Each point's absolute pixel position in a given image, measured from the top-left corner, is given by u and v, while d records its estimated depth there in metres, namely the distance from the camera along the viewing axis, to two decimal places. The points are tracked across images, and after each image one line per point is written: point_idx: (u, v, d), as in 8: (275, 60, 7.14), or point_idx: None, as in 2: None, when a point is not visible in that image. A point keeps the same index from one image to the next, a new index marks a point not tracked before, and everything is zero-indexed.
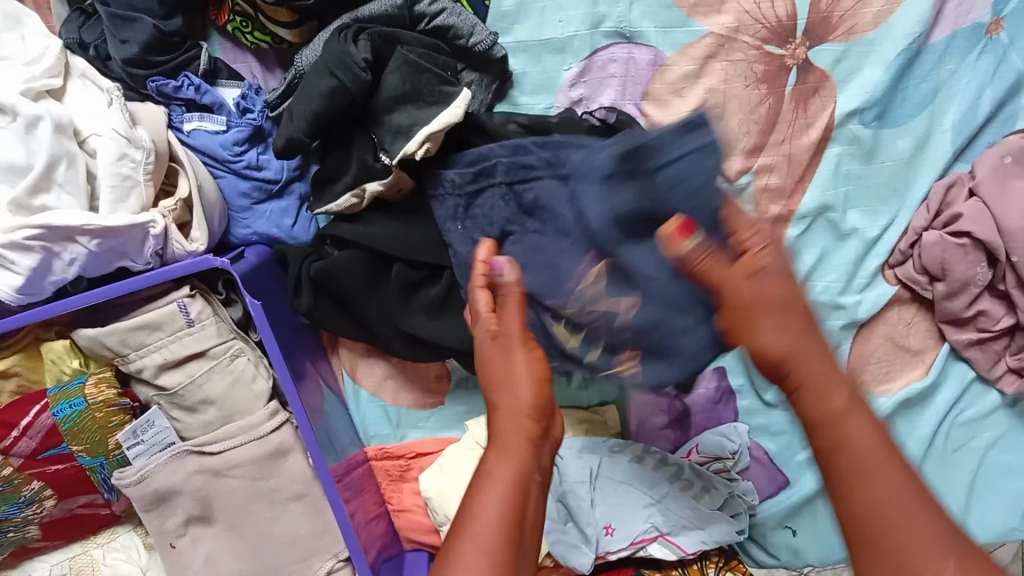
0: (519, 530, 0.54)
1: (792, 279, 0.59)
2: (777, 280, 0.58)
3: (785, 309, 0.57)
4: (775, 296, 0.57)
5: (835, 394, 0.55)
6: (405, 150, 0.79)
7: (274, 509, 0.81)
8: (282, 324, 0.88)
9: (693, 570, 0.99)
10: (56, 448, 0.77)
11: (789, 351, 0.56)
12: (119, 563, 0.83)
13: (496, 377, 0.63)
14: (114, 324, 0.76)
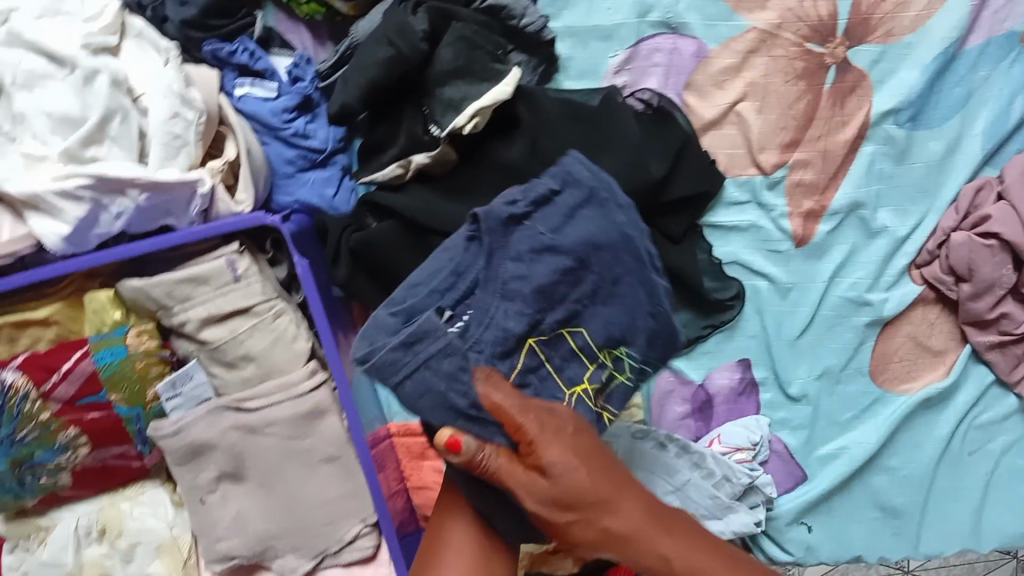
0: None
1: (587, 462, 0.56)
2: (576, 476, 0.55)
3: (600, 507, 0.56)
4: (566, 496, 0.55)
5: (673, 552, 0.58)
6: (455, 124, 0.80)
7: (306, 469, 0.82)
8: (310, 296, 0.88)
9: None
10: (94, 396, 0.77)
11: (621, 537, 0.57)
12: (147, 517, 0.83)
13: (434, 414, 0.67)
14: (161, 276, 0.77)
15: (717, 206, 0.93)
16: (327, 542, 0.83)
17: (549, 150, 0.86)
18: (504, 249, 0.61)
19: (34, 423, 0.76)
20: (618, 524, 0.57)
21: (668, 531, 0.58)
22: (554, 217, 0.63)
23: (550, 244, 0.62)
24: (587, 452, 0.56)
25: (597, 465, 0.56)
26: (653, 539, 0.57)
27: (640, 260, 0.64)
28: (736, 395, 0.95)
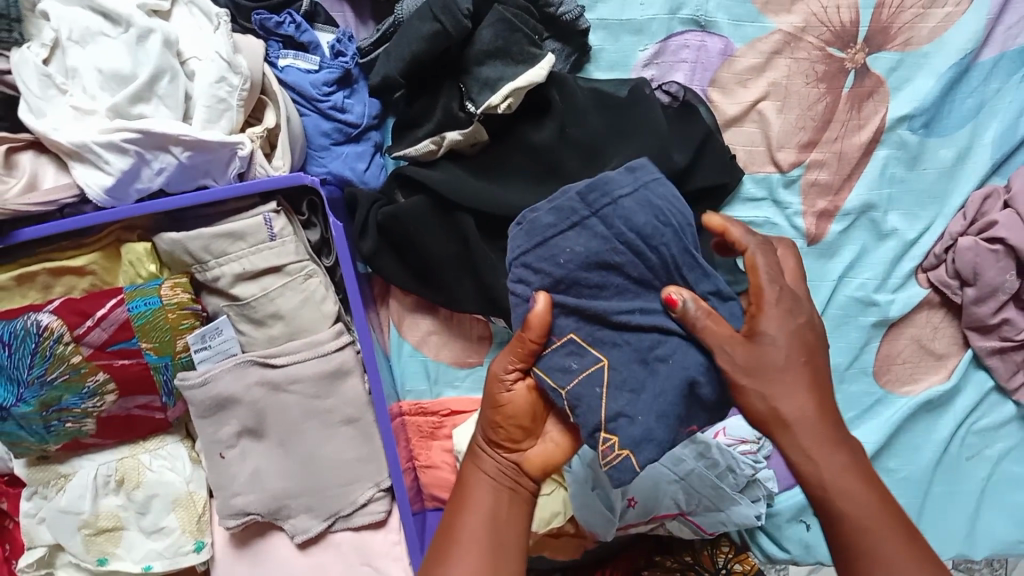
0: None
1: (790, 343, 0.61)
2: (772, 347, 0.60)
3: (779, 384, 0.60)
4: (756, 364, 0.60)
5: (833, 470, 0.60)
6: (489, 102, 0.84)
7: (325, 430, 0.83)
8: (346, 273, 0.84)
9: (704, 560, 1.03)
10: (125, 342, 0.79)
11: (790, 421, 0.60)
12: (165, 470, 0.85)
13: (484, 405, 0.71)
14: (199, 230, 0.79)
15: (735, 202, 0.95)
16: (339, 504, 0.84)
17: (577, 136, 0.89)
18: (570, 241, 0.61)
19: (65, 365, 0.78)
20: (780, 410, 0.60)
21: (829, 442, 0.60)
22: (622, 189, 0.61)
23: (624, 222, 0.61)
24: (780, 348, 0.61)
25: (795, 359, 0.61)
26: (812, 447, 0.60)
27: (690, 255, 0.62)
28: None
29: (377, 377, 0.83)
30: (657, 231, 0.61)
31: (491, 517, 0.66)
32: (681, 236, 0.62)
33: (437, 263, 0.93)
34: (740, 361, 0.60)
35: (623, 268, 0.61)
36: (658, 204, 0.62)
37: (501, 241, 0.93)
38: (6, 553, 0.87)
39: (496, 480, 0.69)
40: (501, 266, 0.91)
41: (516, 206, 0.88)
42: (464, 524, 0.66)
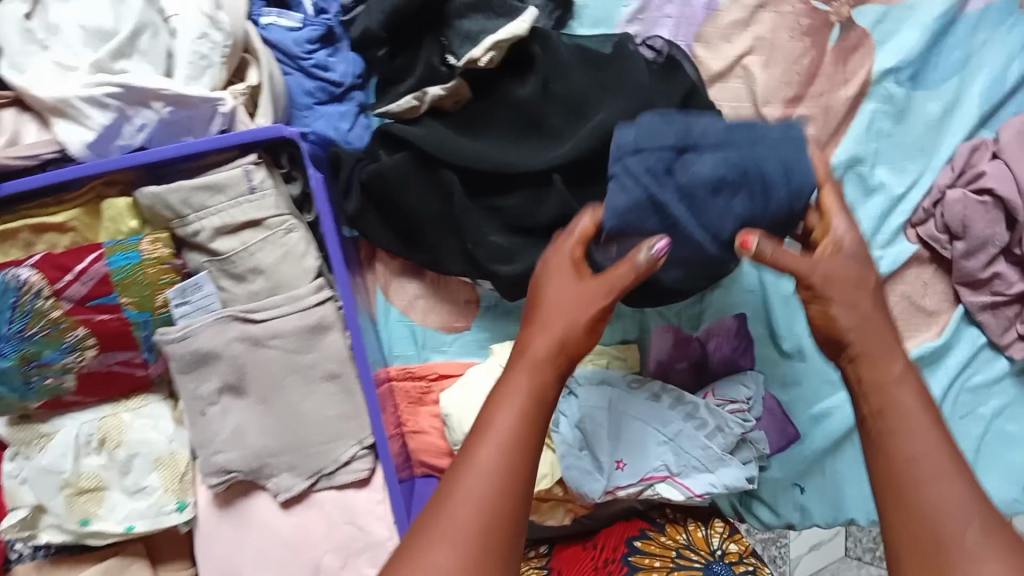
0: (499, 519, 0.54)
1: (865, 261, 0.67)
2: (851, 263, 0.67)
3: (854, 286, 0.65)
4: (846, 272, 0.66)
5: (891, 364, 0.61)
6: (471, 54, 0.83)
7: (306, 386, 0.83)
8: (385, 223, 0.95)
9: (698, 537, 0.98)
10: (105, 298, 0.78)
11: (855, 323, 0.63)
12: (146, 429, 0.84)
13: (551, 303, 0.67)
14: (179, 182, 0.78)
15: None
16: (322, 462, 0.83)
17: (561, 91, 0.89)
18: (697, 159, 0.69)
19: (45, 320, 0.77)
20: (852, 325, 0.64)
21: (891, 362, 0.61)
22: (774, 131, 0.71)
23: (758, 165, 0.69)
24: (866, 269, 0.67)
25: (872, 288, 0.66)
26: (880, 342, 0.62)
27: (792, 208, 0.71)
28: (735, 352, 1.03)
29: (360, 340, 0.83)
30: (779, 181, 0.69)
31: (531, 437, 0.58)
32: (795, 196, 0.70)
33: (421, 221, 0.93)
34: (827, 267, 0.66)
35: (739, 195, 0.70)
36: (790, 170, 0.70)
37: (485, 199, 0.92)
38: None
39: (545, 391, 0.61)
40: (485, 225, 0.92)
41: (508, 169, 0.88)
42: (499, 410, 0.59)
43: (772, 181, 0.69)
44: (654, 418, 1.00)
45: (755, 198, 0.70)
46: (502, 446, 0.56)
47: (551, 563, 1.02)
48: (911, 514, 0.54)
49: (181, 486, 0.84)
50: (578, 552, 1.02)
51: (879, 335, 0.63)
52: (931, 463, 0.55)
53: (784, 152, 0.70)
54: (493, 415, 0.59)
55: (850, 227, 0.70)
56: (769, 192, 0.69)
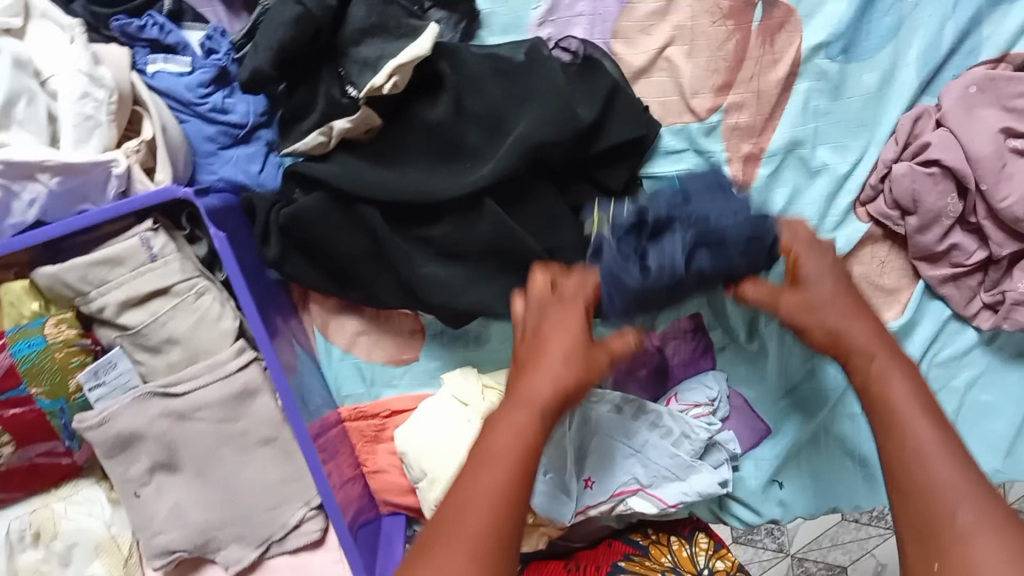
0: (500, 549, 0.53)
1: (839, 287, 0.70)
2: (821, 293, 0.70)
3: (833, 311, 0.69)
4: (817, 301, 0.69)
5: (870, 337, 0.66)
6: (372, 83, 0.77)
7: (242, 455, 0.79)
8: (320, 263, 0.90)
9: (686, 561, 0.96)
10: (13, 391, 0.74)
11: (834, 330, 0.68)
12: (82, 517, 0.80)
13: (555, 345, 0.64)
14: (74, 260, 0.73)
15: (655, 157, 0.90)
16: (270, 529, 0.80)
17: (474, 107, 0.84)
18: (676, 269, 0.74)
19: None
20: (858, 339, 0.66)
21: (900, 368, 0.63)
22: (717, 204, 0.76)
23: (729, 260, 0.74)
24: (837, 306, 0.68)
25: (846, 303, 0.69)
26: (857, 326, 0.67)
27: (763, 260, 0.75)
28: (694, 354, 0.99)
29: (289, 406, 0.77)
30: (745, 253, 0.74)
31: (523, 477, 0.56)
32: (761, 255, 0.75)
33: (348, 260, 0.88)
34: (801, 306, 0.69)
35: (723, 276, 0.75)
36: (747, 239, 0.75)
37: (413, 230, 0.87)
38: None
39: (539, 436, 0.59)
40: (417, 256, 0.87)
41: (432, 199, 0.83)
42: (496, 441, 0.57)
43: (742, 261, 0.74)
44: (619, 431, 0.96)
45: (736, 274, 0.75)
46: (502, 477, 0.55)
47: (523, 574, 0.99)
48: (921, 492, 0.55)
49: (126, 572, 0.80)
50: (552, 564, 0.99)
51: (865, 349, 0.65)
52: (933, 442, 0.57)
53: (750, 232, 0.73)
54: (486, 453, 0.57)
55: (818, 267, 0.71)
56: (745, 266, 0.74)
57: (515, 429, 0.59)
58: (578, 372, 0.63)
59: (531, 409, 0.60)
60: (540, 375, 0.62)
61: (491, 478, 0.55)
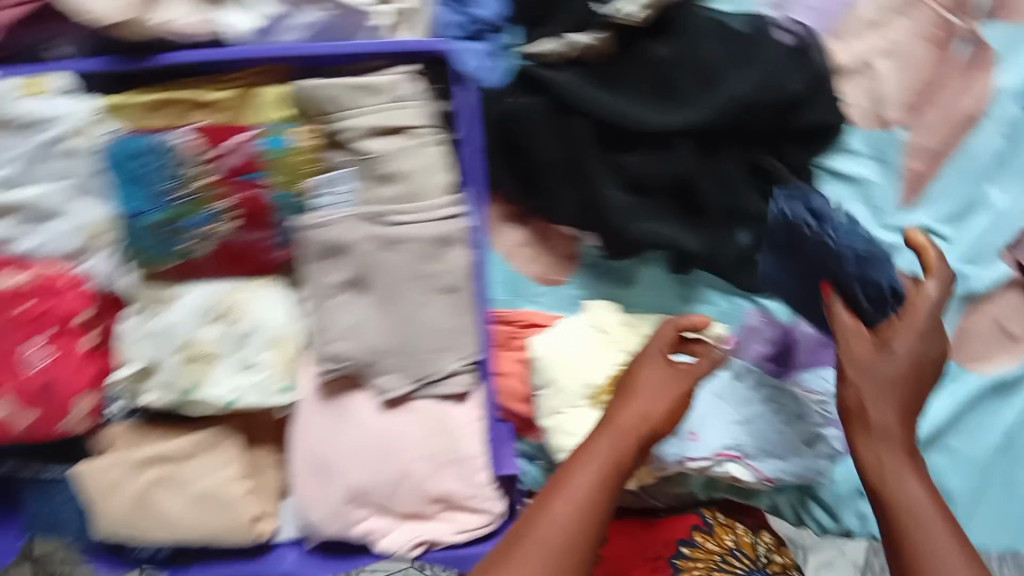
0: (589, 533, 0.70)
1: (915, 351, 0.79)
2: (897, 353, 0.79)
3: (888, 383, 0.78)
4: (888, 376, 0.78)
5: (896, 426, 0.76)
6: (617, 9, 0.88)
7: (424, 296, 0.86)
8: (516, 165, 0.97)
9: (746, 542, 1.02)
10: (253, 174, 0.83)
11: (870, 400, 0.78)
12: (267, 309, 0.88)
13: (633, 390, 0.84)
14: (333, 80, 0.83)
15: (838, 154, 0.98)
16: (427, 369, 0.87)
17: (698, 57, 0.91)
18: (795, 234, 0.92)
19: (196, 185, 0.82)
20: (883, 422, 0.77)
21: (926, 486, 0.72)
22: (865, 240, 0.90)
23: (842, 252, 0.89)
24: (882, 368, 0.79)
25: (902, 374, 0.79)
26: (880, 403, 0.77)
27: (880, 287, 0.85)
28: (820, 343, 1.01)
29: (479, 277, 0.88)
30: (860, 268, 0.87)
31: (618, 477, 0.76)
32: (869, 282, 0.86)
33: (540, 158, 0.94)
34: (871, 359, 0.80)
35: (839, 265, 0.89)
36: (862, 284, 0.87)
37: (611, 154, 0.94)
38: (103, 344, 0.91)
39: (621, 458, 0.77)
40: (608, 177, 0.94)
41: (641, 126, 0.91)
42: (577, 474, 0.74)
43: (846, 263, 0.88)
44: (731, 397, 1.01)
45: (841, 270, 0.88)
46: (572, 509, 0.70)
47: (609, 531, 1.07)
48: None
49: (291, 366, 0.88)
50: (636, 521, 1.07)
51: (893, 447, 0.75)
52: (924, 515, 0.70)
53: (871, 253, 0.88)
54: (569, 476, 0.74)
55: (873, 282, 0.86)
56: (872, 270, 0.87)
57: (589, 468, 0.74)
58: (659, 407, 0.84)
59: (615, 439, 0.79)
60: (622, 412, 0.81)
61: (564, 503, 0.71)
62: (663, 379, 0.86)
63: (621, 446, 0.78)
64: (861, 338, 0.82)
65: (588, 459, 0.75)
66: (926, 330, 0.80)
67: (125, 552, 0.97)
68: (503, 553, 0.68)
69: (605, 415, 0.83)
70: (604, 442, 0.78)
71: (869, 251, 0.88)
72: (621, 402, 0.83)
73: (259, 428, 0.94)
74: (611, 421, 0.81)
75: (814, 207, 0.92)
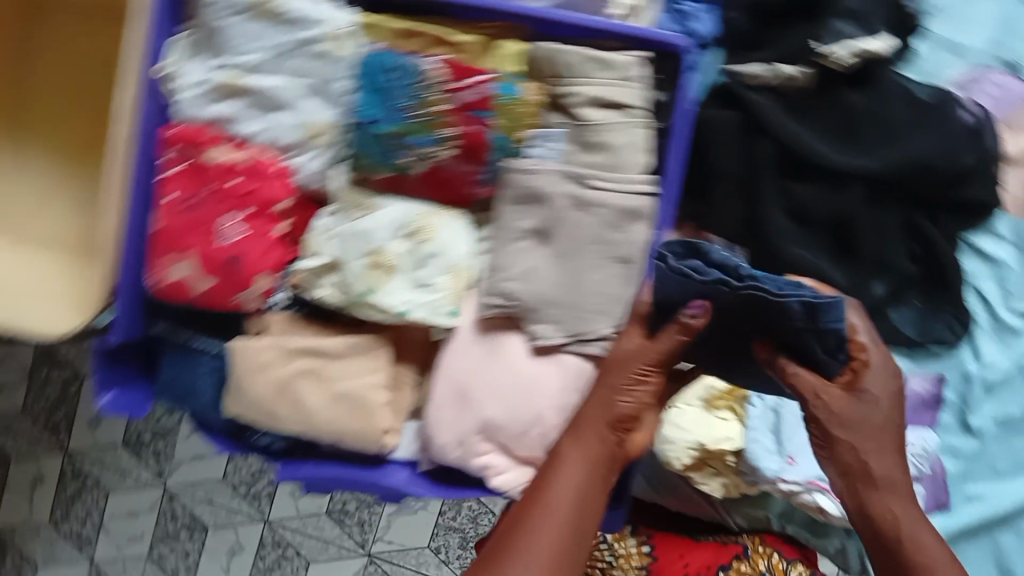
0: (578, 536, 0.77)
1: (886, 387, 0.81)
2: (877, 387, 0.81)
3: (883, 434, 0.81)
4: (876, 422, 0.81)
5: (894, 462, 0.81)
6: (834, 51, 0.96)
7: (599, 261, 0.92)
8: (694, 169, 1.04)
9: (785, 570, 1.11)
10: (479, 112, 0.89)
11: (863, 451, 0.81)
12: (454, 237, 0.95)
13: (614, 366, 0.86)
14: (572, 48, 0.90)
15: (983, 231, 1.09)
16: (584, 328, 0.93)
17: (885, 113, 1.00)
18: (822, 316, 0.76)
19: (428, 109, 0.89)
20: (890, 474, 0.82)
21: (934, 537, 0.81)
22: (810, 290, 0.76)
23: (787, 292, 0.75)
24: (864, 414, 0.81)
25: (886, 417, 0.81)
26: (879, 435, 0.81)
27: (810, 320, 0.76)
28: (925, 402, 1.08)
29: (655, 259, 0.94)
30: (809, 319, 0.76)
31: (600, 480, 0.81)
32: (812, 321, 0.76)
33: (722, 164, 1.01)
34: (849, 407, 0.81)
35: (824, 334, 0.77)
36: (823, 336, 0.77)
37: (783, 180, 1.02)
38: (292, 234, 0.98)
39: (600, 464, 0.82)
40: (777, 199, 1.02)
41: (822, 160, 0.99)
42: (557, 484, 0.79)
43: (831, 317, 0.75)
44: None
45: (795, 339, 0.79)
46: (563, 520, 0.77)
47: (654, 541, 1.13)
48: None
49: (462, 294, 0.95)
50: (682, 541, 1.13)
51: (902, 499, 0.81)
52: (940, 566, 0.80)
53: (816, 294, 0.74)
54: (553, 491, 0.79)
55: (809, 373, 0.81)
56: (828, 320, 0.75)
57: (571, 476, 0.80)
58: (637, 406, 0.85)
59: (592, 438, 0.83)
60: (596, 406, 0.84)
61: (551, 524, 0.76)
62: (632, 355, 0.85)
63: (591, 447, 0.83)
64: (832, 379, 0.82)
65: (568, 465, 0.81)
66: (889, 372, 0.82)
67: (245, 435, 1.03)
68: (494, 562, 0.75)
69: (576, 417, 0.86)
70: (576, 445, 0.83)
71: (822, 298, 0.74)
72: (587, 416, 0.85)
73: (408, 347, 1.01)
74: (580, 417, 0.85)
75: (712, 257, 0.77)
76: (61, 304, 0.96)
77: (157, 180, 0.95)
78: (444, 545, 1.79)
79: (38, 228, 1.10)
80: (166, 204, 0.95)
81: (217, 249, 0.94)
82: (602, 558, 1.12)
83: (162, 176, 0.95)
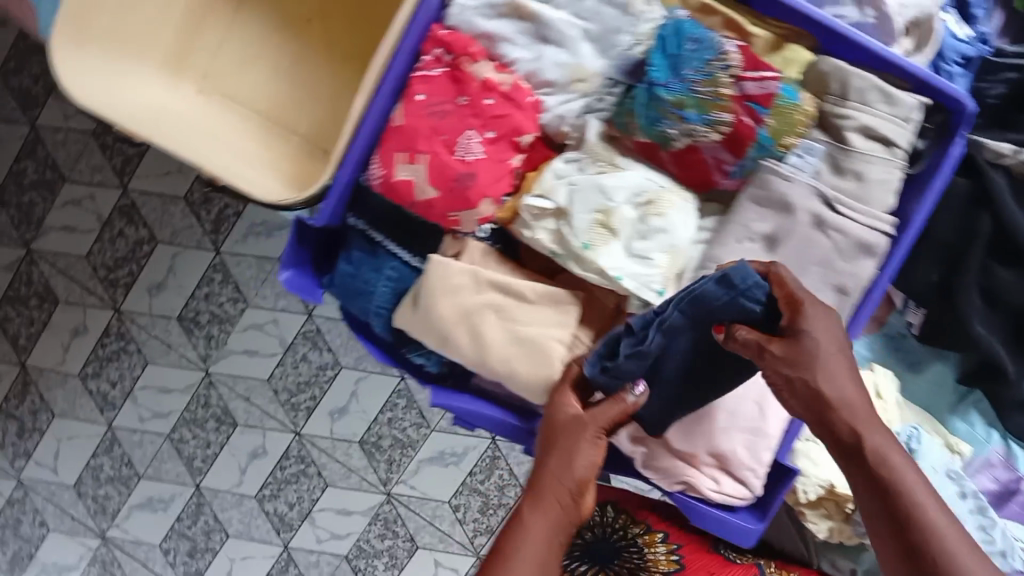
0: None
1: (835, 327, 0.78)
2: (832, 330, 0.78)
3: (830, 351, 0.78)
4: (830, 342, 0.78)
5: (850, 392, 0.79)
6: None
7: (817, 283, 0.92)
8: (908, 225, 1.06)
9: None
10: (759, 107, 0.88)
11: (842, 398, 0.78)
12: (684, 218, 0.93)
13: (557, 446, 0.87)
14: (859, 73, 0.91)
15: None
16: None
17: None
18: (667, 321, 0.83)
19: (712, 89, 0.87)
20: (840, 391, 0.79)
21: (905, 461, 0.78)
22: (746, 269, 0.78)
23: (722, 277, 0.78)
24: (829, 339, 0.78)
25: (836, 345, 0.78)
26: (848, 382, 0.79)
27: (716, 295, 0.78)
28: None
29: (867, 299, 0.95)
30: (741, 296, 0.78)
31: (562, 544, 0.84)
32: (743, 298, 0.78)
33: (936, 227, 1.05)
34: (811, 347, 0.77)
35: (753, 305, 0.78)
36: (747, 304, 0.78)
37: (987, 260, 1.04)
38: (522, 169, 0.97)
39: (562, 529, 0.84)
40: (978, 277, 1.04)
41: None
42: (524, 545, 0.81)
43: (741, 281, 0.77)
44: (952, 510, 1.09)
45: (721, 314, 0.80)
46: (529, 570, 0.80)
47: (683, 550, 1.15)
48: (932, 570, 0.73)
49: (672, 278, 0.93)
50: (712, 556, 1.15)
51: (868, 421, 0.79)
52: (917, 493, 0.76)
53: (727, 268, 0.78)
54: (517, 547, 0.81)
55: (751, 332, 0.79)
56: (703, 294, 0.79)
57: (534, 533, 0.82)
58: (581, 472, 0.86)
59: (547, 508, 0.85)
60: (546, 473, 0.87)
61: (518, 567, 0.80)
62: (563, 468, 0.86)
63: (557, 519, 0.84)
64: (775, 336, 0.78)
65: (533, 524, 0.83)
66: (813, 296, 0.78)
67: (405, 351, 1.03)
68: None
69: (535, 483, 0.87)
70: (537, 506, 0.85)
71: (725, 268, 0.78)
72: (549, 479, 0.86)
73: (596, 312, 0.97)
74: (538, 482, 0.87)
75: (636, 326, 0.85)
76: (271, 186, 0.99)
77: (411, 77, 0.94)
78: (465, 504, 1.68)
79: (254, 87, 1.11)
80: (412, 103, 0.93)
81: (454, 162, 0.92)
82: (633, 558, 1.17)
83: (418, 74, 0.93)
